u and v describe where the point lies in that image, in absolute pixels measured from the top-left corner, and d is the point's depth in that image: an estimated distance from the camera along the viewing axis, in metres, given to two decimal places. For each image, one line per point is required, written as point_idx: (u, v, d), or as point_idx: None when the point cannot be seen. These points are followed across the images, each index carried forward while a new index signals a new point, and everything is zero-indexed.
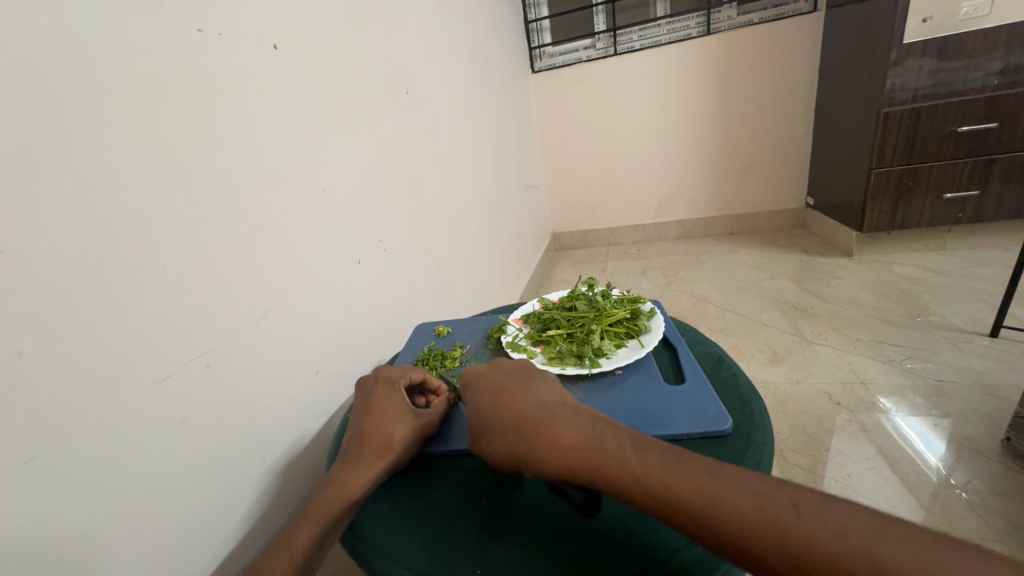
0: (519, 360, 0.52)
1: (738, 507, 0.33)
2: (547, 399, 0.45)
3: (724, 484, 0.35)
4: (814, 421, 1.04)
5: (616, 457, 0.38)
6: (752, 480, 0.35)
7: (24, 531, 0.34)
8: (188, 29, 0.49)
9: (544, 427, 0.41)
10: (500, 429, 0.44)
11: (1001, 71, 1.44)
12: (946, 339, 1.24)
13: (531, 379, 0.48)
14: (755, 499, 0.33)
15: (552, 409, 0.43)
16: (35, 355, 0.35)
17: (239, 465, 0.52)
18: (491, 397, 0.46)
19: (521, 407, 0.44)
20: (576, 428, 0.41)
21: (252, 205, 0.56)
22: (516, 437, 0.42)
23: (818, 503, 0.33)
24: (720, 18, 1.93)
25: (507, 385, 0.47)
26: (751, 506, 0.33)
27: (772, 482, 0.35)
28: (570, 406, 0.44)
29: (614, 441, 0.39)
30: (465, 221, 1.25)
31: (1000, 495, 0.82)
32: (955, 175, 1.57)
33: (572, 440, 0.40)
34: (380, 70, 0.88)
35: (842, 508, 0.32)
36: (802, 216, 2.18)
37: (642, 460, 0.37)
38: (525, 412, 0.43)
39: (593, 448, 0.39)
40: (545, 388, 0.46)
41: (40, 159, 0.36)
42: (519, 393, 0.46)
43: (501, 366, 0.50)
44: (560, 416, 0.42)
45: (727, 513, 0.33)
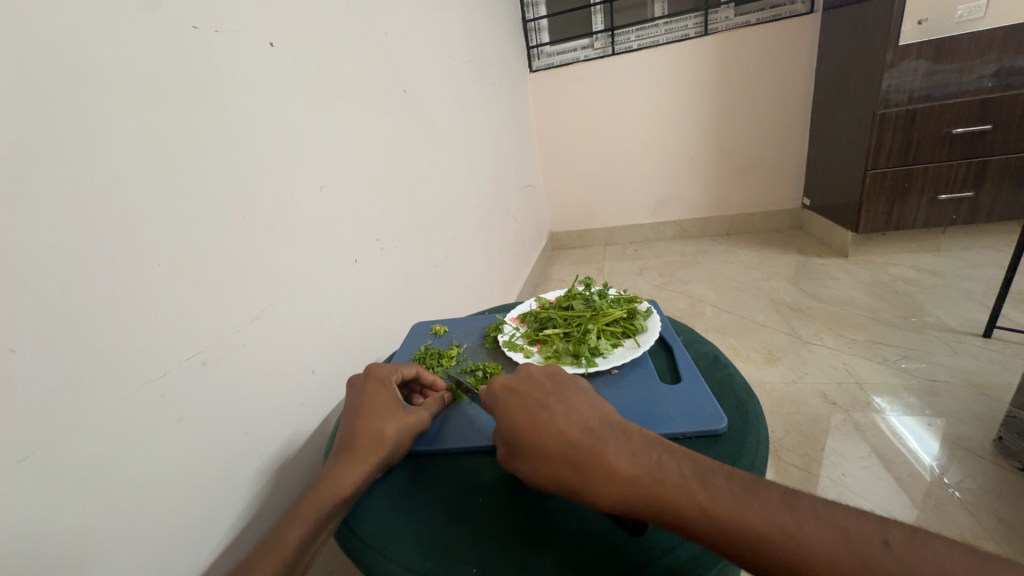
0: (552, 374, 0.48)
1: (802, 543, 0.33)
2: (591, 420, 0.43)
3: (785, 519, 0.34)
4: (810, 421, 1.05)
5: (679, 489, 0.37)
6: (795, 514, 0.34)
7: (20, 531, 0.34)
8: (183, 26, 0.49)
9: (597, 455, 0.39)
10: (545, 451, 0.41)
11: (996, 73, 1.45)
12: (941, 339, 1.25)
13: (560, 388, 0.47)
14: (816, 534, 0.33)
15: (583, 420, 0.43)
16: (30, 353, 0.35)
17: (235, 464, 0.51)
18: (534, 418, 0.43)
19: (551, 418, 0.43)
20: (609, 442, 0.40)
21: (248, 204, 0.56)
22: (566, 464, 0.40)
23: (863, 540, 0.32)
24: (717, 19, 1.94)
25: (546, 402, 0.44)
26: (809, 548, 0.32)
27: (813, 517, 0.34)
28: (599, 417, 0.43)
29: (672, 471, 0.38)
30: (463, 220, 1.25)
31: (992, 494, 0.83)
32: (950, 177, 1.58)
33: (630, 470, 0.38)
34: (378, 69, 0.87)
35: (886, 546, 0.32)
36: (798, 216, 2.19)
37: (706, 492, 0.36)
38: (555, 423, 0.42)
39: (652, 478, 0.38)
40: (575, 397, 0.45)
41: (36, 157, 0.36)
42: (548, 402, 0.44)
43: (534, 380, 0.47)
44: (592, 429, 0.42)
45: (794, 549, 0.33)
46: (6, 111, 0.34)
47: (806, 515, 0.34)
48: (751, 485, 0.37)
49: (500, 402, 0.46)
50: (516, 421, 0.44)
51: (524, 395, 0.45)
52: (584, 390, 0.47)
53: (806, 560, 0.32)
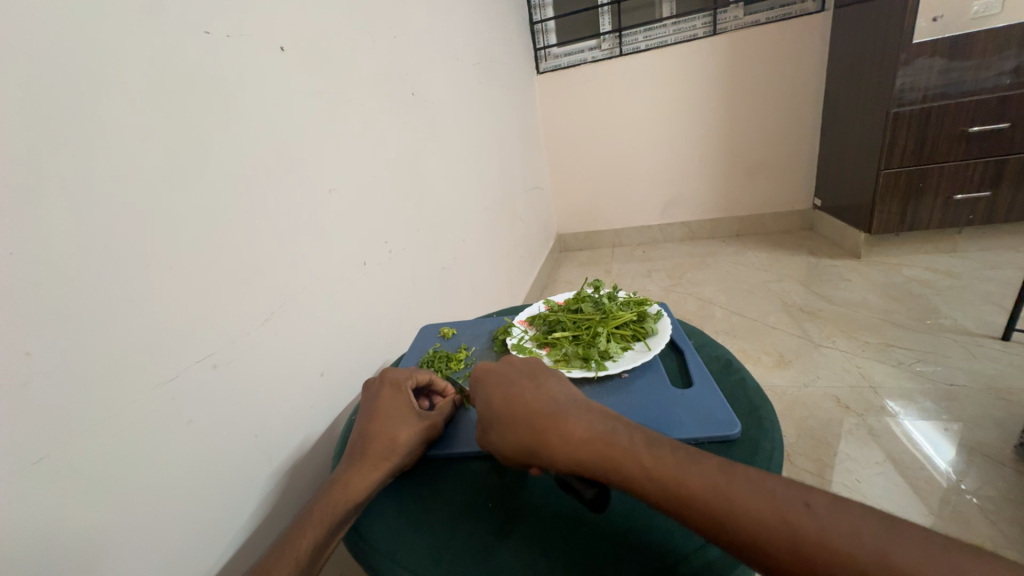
0: (532, 360, 0.51)
1: (749, 509, 0.32)
2: (560, 396, 0.45)
3: (720, 479, 0.34)
4: (823, 425, 1.03)
5: (625, 450, 0.38)
6: (728, 476, 0.34)
7: (33, 530, 0.34)
8: (194, 32, 0.49)
9: (556, 420, 0.41)
10: (510, 419, 0.44)
11: (1013, 71, 1.42)
12: (957, 342, 1.23)
13: (537, 370, 0.49)
14: (747, 495, 0.33)
15: (551, 394, 0.45)
16: (43, 355, 0.35)
17: (245, 466, 0.52)
18: (505, 392, 0.46)
19: (521, 392, 0.45)
20: (573, 412, 0.42)
21: (258, 206, 0.56)
22: (524, 428, 0.42)
23: (787, 501, 0.32)
24: (726, 19, 1.92)
25: (520, 380, 0.47)
26: (736, 505, 0.33)
27: (744, 479, 0.34)
28: (569, 394, 0.45)
29: (623, 435, 0.39)
30: (470, 222, 1.25)
31: (1012, 501, 0.81)
32: (966, 177, 1.55)
33: (584, 433, 0.40)
34: (386, 72, 0.88)
35: (807, 508, 0.32)
36: (809, 217, 2.17)
37: (651, 454, 0.37)
38: (523, 396, 0.45)
39: (602, 440, 0.39)
40: (548, 377, 0.48)
41: (50, 162, 0.36)
42: (521, 380, 0.47)
43: (512, 364, 0.50)
44: (557, 400, 0.44)
45: (733, 511, 0.33)
46: (23, 119, 0.35)
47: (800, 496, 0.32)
48: (698, 451, 0.37)
49: (478, 381, 0.49)
50: (488, 395, 0.47)
51: (502, 374, 0.49)
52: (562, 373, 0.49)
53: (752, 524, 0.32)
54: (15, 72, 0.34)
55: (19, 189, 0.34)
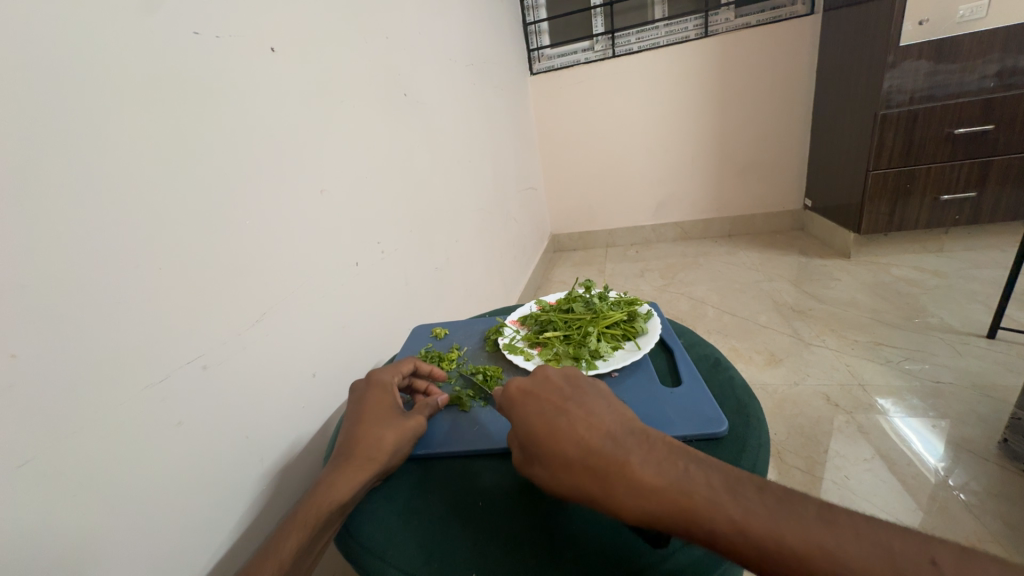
0: (570, 377, 0.47)
1: (844, 560, 0.30)
2: (613, 428, 0.41)
3: (825, 532, 0.32)
4: (812, 422, 1.04)
5: (708, 500, 0.34)
6: (834, 529, 0.32)
7: (22, 532, 0.34)
8: (184, 32, 0.49)
9: (619, 464, 0.38)
10: (562, 456, 0.40)
11: (997, 74, 1.45)
12: (944, 340, 1.24)
13: (579, 392, 0.46)
14: (860, 552, 0.31)
15: (604, 426, 0.41)
16: (28, 356, 0.35)
17: (236, 467, 0.52)
18: (552, 422, 0.42)
19: (570, 423, 0.42)
20: (632, 450, 0.39)
21: (248, 207, 0.56)
22: (585, 472, 0.39)
23: (909, 559, 0.30)
24: (718, 21, 1.94)
25: (563, 406, 0.44)
26: (846, 563, 0.30)
27: (852, 534, 0.32)
28: (620, 424, 0.42)
29: (699, 481, 0.36)
30: (463, 223, 1.25)
31: (997, 496, 0.83)
32: (952, 178, 1.58)
33: (654, 480, 0.36)
34: (379, 73, 0.88)
35: (933, 566, 0.30)
36: (799, 217, 2.19)
37: (737, 506, 0.34)
38: (573, 428, 0.41)
39: (677, 487, 0.36)
40: (594, 402, 0.44)
41: (39, 163, 0.36)
42: (567, 407, 0.43)
43: (552, 384, 0.46)
44: (614, 436, 0.40)
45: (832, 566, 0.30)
46: (17, 122, 0.35)
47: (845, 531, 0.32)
48: (786, 498, 0.34)
49: (517, 405, 0.45)
50: (533, 425, 0.43)
51: (540, 397, 0.45)
52: (604, 394, 0.46)
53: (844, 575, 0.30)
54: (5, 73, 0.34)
55: (10, 189, 0.34)
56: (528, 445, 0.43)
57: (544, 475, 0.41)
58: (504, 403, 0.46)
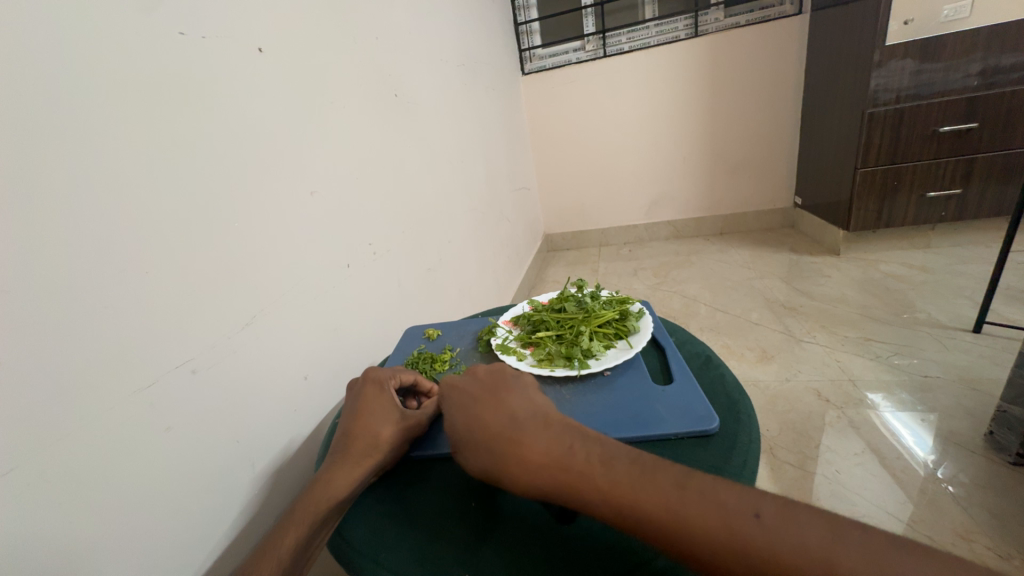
0: (498, 373, 0.49)
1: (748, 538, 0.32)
2: (529, 417, 0.43)
3: (721, 513, 0.33)
4: (804, 418, 1.05)
5: (607, 484, 0.36)
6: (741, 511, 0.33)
7: (13, 541, 0.34)
8: (170, 33, 0.48)
9: (547, 459, 0.39)
10: (493, 451, 0.41)
11: (981, 72, 1.47)
12: (931, 335, 1.26)
13: (503, 386, 0.47)
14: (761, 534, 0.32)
15: (520, 416, 0.43)
16: (14, 364, 0.34)
17: (227, 471, 0.51)
18: (473, 418, 0.44)
19: (490, 417, 0.44)
20: (543, 437, 0.41)
21: (235, 209, 0.55)
22: (497, 461, 0.41)
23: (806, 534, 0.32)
24: (707, 21, 1.96)
25: (487, 402, 0.46)
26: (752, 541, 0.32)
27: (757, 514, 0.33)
28: (539, 412, 0.44)
29: (603, 466, 0.38)
30: (456, 222, 1.25)
31: (985, 488, 0.84)
32: (938, 175, 1.60)
33: (560, 467, 0.38)
34: (369, 73, 0.88)
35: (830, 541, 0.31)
36: (790, 215, 2.21)
37: (636, 487, 0.36)
38: (492, 422, 0.43)
39: (582, 473, 0.37)
40: (515, 395, 0.46)
41: (26, 171, 0.36)
42: (487, 401, 0.45)
43: (479, 381, 0.48)
44: (528, 426, 0.42)
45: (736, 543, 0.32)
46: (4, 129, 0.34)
47: (749, 510, 0.33)
48: (685, 478, 0.36)
49: (447, 405, 0.47)
50: (457, 423, 0.45)
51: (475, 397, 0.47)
52: (527, 386, 0.48)
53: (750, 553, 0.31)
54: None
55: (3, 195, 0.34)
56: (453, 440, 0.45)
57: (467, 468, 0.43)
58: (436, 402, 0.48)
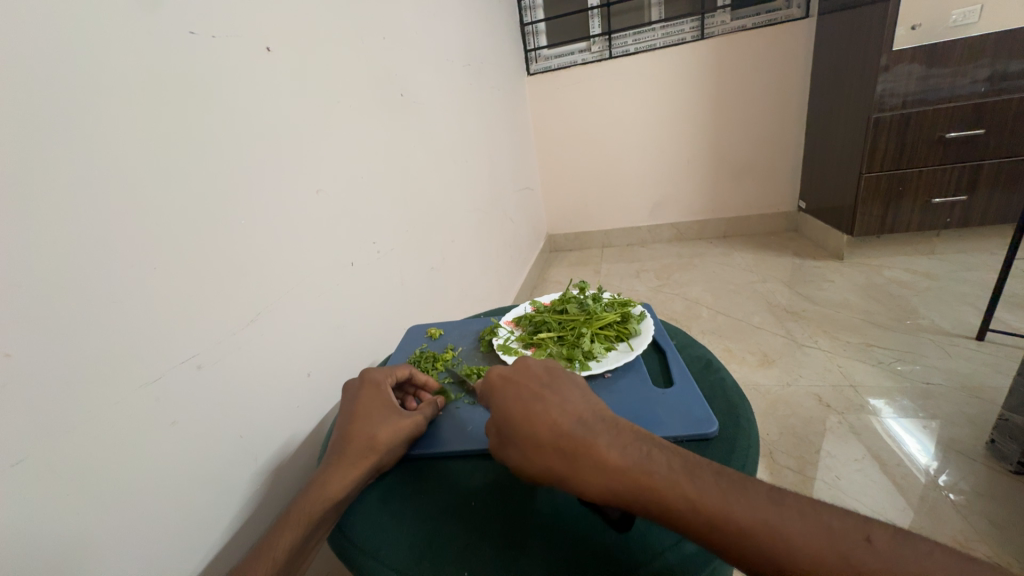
0: (550, 368, 0.49)
1: (787, 537, 0.33)
2: (584, 413, 0.43)
3: (773, 514, 0.34)
4: (805, 423, 1.05)
5: (666, 481, 0.37)
6: (780, 509, 0.35)
7: (22, 530, 0.34)
8: (179, 32, 0.49)
9: (589, 446, 0.39)
10: (543, 440, 0.41)
11: (988, 78, 1.47)
12: (934, 342, 1.26)
13: (557, 381, 0.47)
14: (801, 528, 0.33)
15: (576, 412, 0.43)
16: (24, 356, 0.35)
17: (231, 466, 0.52)
18: (527, 408, 0.43)
19: (545, 409, 0.43)
20: (601, 434, 0.41)
21: (241, 207, 0.55)
22: (554, 454, 0.40)
23: (846, 536, 0.33)
24: (714, 23, 1.95)
25: (541, 394, 0.45)
26: (788, 537, 0.33)
27: (797, 513, 0.34)
28: (592, 410, 0.43)
29: (661, 464, 0.38)
30: (459, 221, 1.26)
31: (986, 496, 0.84)
32: (944, 181, 1.60)
33: (618, 461, 0.38)
34: (375, 73, 0.88)
35: (867, 543, 0.32)
36: (794, 218, 2.20)
37: (694, 486, 0.36)
38: (547, 413, 0.43)
39: (640, 469, 0.37)
40: (568, 390, 0.45)
41: (35, 168, 0.36)
42: (542, 394, 0.45)
43: (530, 372, 0.47)
44: (585, 421, 0.42)
45: (777, 541, 0.33)
46: (15, 126, 0.35)
47: (789, 510, 0.35)
48: (739, 482, 0.37)
49: (496, 392, 0.46)
50: (509, 411, 0.44)
51: (521, 384, 0.46)
52: (579, 383, 0.48)
53: (785, 550, 0.33)
54: (9, 79, 0.35)
55: (14, 191, 0.35)
56: (505, 430, 0.43)
57: (519, 460, 0.42)
58: (485, 389, 0.47)
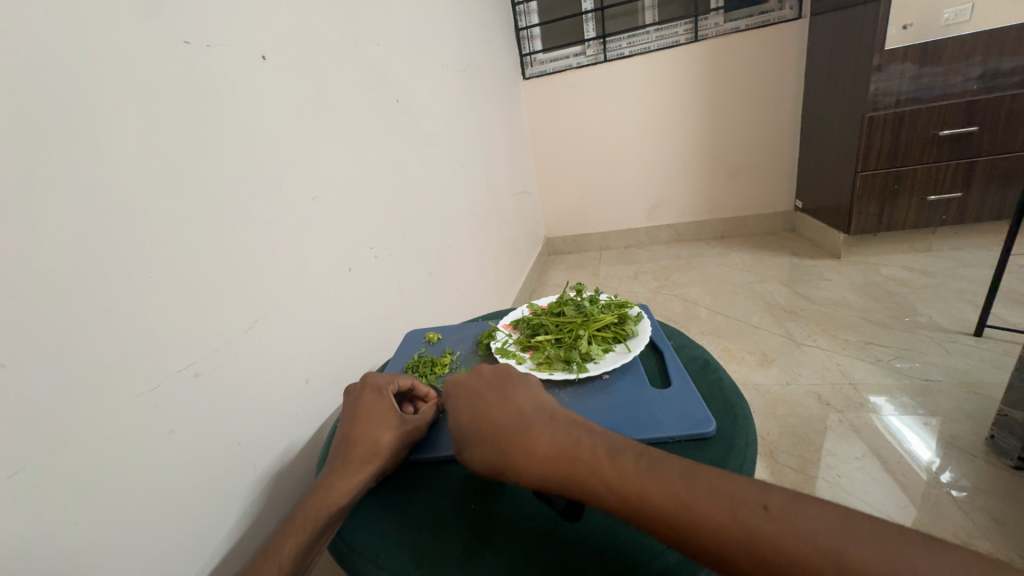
0: (501, 368, 0.51)
1: (695, 513, 0.33)
2: (524, 407, 0.44)
3: (684, 490, 0.35)
4: (805, 422, 1.05)
5: (589, 466, 0.38)
6: (689, 483, 0.35)
7: (17, 543, 0.34)
8: (174, 42, 0.49)
9: (520, 437, 0.41)
10: (483, 436, 0.43)
11: (980, 76, 1.47)
12: (932, 339, 1.26)
13: (504, 380, 0.48)
14: (707, 504, 0.34)
15: (517, 407, 0.44)
16: (20, 367, 0.35)
17: (229, 474, 0.52)
18: (472, 407, 0.46)
19: (487, 407, 0.45)
20: (537, 425, 0.42)
21: (238, 214, 0.56)
22: (491, 448, 0.42)
23: (748, 507, 0.33)
24: (707, 25, 1.96)
25: (486, 394, 0.47)
26: (695, 512, 0.33)
27: (707, 487, 0.35)
28: (535, 404, 0.45)
29: (587, 449, 0.39)
30: (457, 226, 1.26)
31: (987, 492, 0.84)
32: (939, 178, 1.61)
33: (547, 450, 0.40)
34: (371, 79, 0.89)
35: (765, 511, 0.33)
36: (791, 218, 2.21)
37: (614, 469, 0.37)
38: (488, 411, 0.45)
39: (568, 456, 0.39)
40: (514, 387, 0.47)
41: (30, 178, 0.36)
42: (486, 393, 0.47)
43: (480, 375, 0.50)
44: (523, 414, 0.43)
45: (687, 517, 0.33)
46: (12, 138, 0.35)
47: (701, 484, 0.35)
48: (660, 461, 0.37)
49: (448, 396, 0.49)
50: (456, 412, 0.47)
51: (470, 386, 0.48)
52: (529, 379, 0.49)
53: (694, 525, 0.33)
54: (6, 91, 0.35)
55: (11, 201, 0.35)
56: (455, 431, 0.46)
57: (468, 459, 0.44)
58: (442, 395, 0.50)
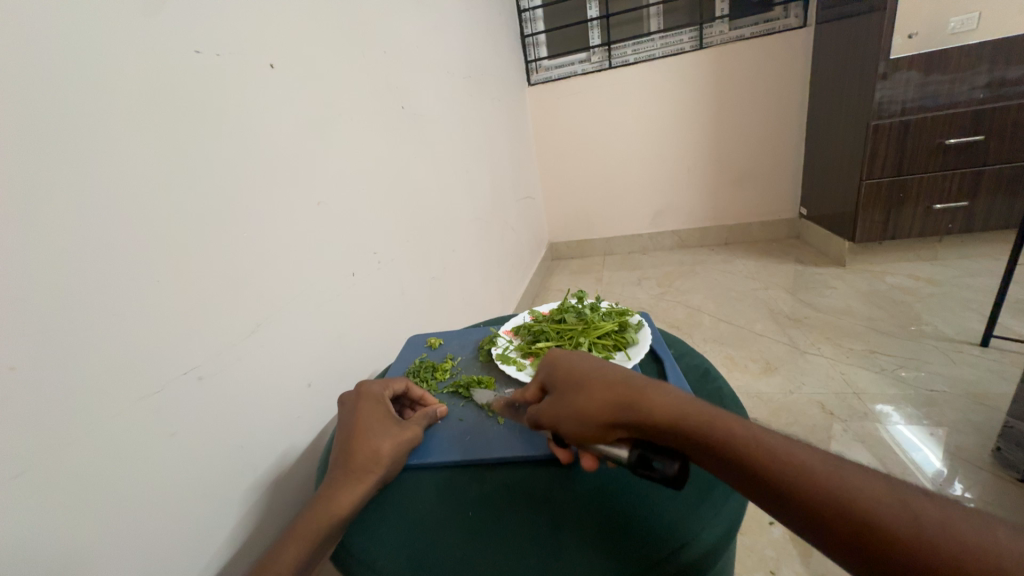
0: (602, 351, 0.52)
1: (847, 479, 0.33)
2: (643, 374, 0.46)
3: (831, 462, 0.35)
4: (808, 431, 1.04)
5: (728, 419, 0.38)
6: (837, 460, 0.35)
7: (19, 543, 0.35)
8: (183, 51, 0.50)
9: (652, 386, 0.41)
10: (607, 383, 0.43)
11: (987, 84, 1.47)
12: (938, 349, 1.25)
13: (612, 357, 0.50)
14: (858, 477, 0.34)
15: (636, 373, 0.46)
16: (26, 369, 0.36)
17: (230, 477, 0.52)
18: (592, 364, 0.47)
19: (608, 366, 0.46)
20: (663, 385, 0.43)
21: (243, 220, 0.57)
22: (617, 393, 0.42)
23: (906, 489, 0.33)
24: (712, 33, 1.97)
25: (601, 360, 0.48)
26: (845, 479, 0.33)
27: (855, 467, 0.35)
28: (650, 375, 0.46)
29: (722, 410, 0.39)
30: (460, 231, 1.27)
31: (993, 505, 0.83)
32: (945, 187, 1.60)
33: (684, 401, 0.40)
34: (376, 86, 0.90)
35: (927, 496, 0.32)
36: (795, 225, 2.21)
37: (756, 429, 0.37)
38: (610, 368, 0.46)
39: (705, 409, 0.39)
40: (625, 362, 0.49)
41: (37, 185, 0.37)
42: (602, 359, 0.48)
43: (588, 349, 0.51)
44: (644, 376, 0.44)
45: (839, 481, 0.33)
46: (21, 146, 0.36)
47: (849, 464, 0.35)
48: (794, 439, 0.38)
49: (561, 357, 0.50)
50: (572, 368, 0.47)
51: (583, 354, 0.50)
52: None
53: (847, 490, 0.33)
54: (17, 99, 0.36)
55: (18, 207, 0.36)
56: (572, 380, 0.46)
57: (584, 403, 0.43)
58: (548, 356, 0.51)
